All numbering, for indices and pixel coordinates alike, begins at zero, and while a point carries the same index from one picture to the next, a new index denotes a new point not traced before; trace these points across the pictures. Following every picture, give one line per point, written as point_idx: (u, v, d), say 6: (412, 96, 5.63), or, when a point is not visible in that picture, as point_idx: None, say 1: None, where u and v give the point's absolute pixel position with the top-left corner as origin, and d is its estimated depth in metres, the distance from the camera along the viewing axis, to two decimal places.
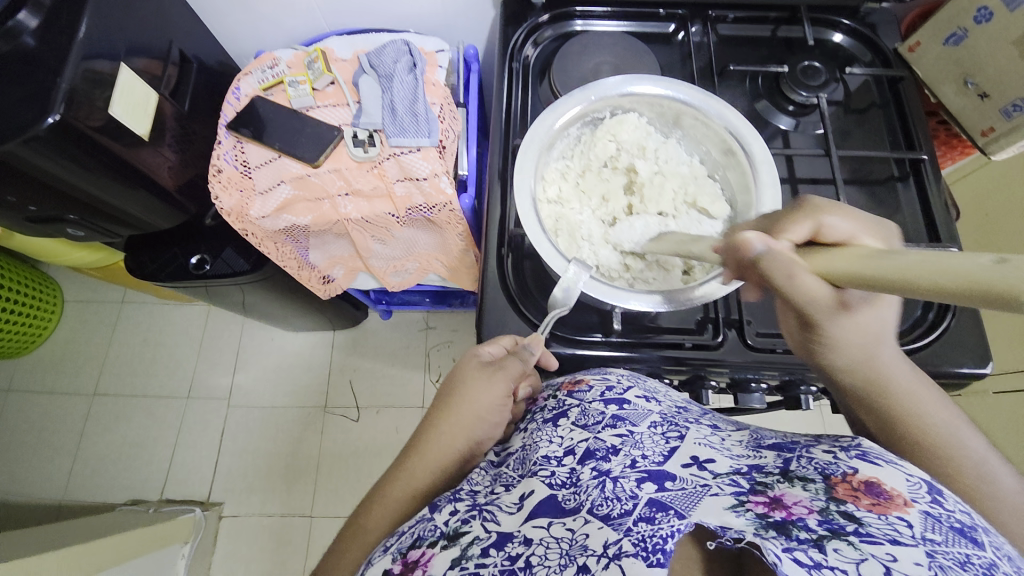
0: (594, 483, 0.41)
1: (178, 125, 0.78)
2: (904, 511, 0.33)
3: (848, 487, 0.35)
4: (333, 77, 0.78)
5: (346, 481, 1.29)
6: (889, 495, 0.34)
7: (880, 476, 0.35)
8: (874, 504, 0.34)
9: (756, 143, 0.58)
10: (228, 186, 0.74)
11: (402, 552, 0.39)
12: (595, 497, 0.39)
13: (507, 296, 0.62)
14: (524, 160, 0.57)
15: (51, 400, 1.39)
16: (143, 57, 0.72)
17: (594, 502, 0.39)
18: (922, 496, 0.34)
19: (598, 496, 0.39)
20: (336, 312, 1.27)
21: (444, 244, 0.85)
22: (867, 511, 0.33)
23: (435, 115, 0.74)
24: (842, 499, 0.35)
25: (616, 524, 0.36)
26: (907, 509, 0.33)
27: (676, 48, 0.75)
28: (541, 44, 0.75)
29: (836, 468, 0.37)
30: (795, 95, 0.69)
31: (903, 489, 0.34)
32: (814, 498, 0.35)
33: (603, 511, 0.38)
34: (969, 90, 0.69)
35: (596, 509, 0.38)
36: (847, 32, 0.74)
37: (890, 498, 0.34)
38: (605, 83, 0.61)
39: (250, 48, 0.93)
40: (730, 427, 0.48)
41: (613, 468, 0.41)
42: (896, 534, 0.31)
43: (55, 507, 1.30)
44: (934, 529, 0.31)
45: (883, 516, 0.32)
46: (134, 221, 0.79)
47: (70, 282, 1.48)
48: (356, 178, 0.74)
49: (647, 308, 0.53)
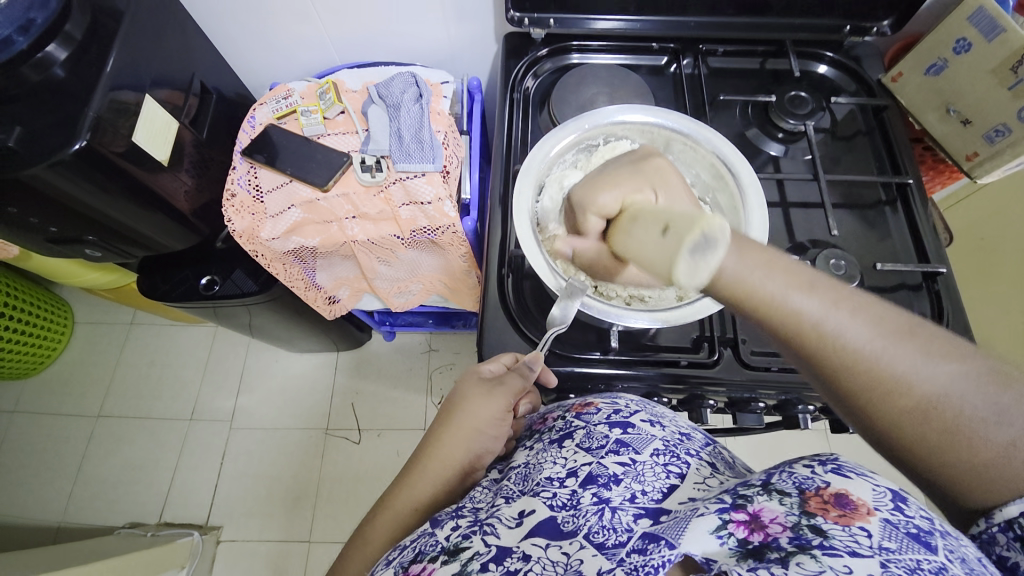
0: (593, 508, 0.41)
1: (196, 151, 0.82)
2: (866, 520, 0.33)
3: (819, 500, 0.35)
4: (344, 107, 0.82)
5: (346, 505, 1.28)
6: (855, 504, 0.34)
7: (849, 488, 0.35)
8: (840, 516, 0.33)
9: (745, 171, 0.60)
10: (241, 210, 0.77)
11: (404, 565, 0.40)
12: (592, 524, 0.40)
13: (508, 315, 0.64)
14: (523, 184, 0.60)
15: (56, 420, 1.40)
16: (166, 89, 0.76)
17: (592, 528, 0.39)
18: (885, 504, 0.33)
19: (596, 523, 0.40)
20: (340, 333, 1.28)
21: (447, 266, 0.87)
22: (833, 523, 0.33)
23: (440, 142, 0.77)
24: (812, 512, 0.34)
25: (610, 554, 0.37)
26: (869, 518, 0.33)
27: (669, 79, 0.79)
28: (541, 76, 0.79)
29: (810, 483, 0.36)
30: (784, 122, 0.72)
31: (869, 499, 0.34)
32: (789, 513, 0.35)
33: (597, 539, 0.38)
34: (951, 117, 0.71)
35: (592, 536, 0.39)
36: (831, 64, 0.78)
37: (856, 508, 0.33)
38: (600, 111, 0.64)
39: (266, 80, 0.98)
40: (727, 471, 0.47)
41: (613, 497, 0.42)
42: (856, 546, 0.31)
43: (54, 530, 1.29)
44: (891, 538, 0.31)
45: (845, 527, 0.32)
46: (148, 242, 0.83)
47: (82, 303, 1.51)
48: (363, 202, 0.77)
49: (645, 325, 0.54)
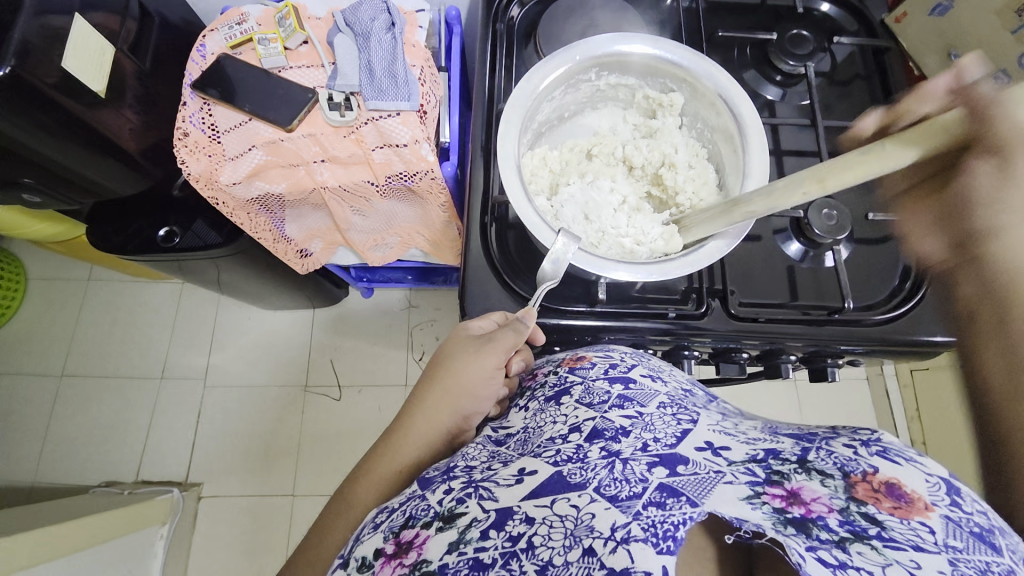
0: (602, 462, 0.39)
1: (139, 84, 0.73)
2: (925, 516, 0.32)
3: (868, 487, 0.34)
4: (307, 36, 0.73)
5: (328, 461, 1.28)
6: (909, 498, 0.33)
7: (901, 476, 0.35)
8: (895, 508, 0.33)
9: (753, 128, 0.56)
10: (196, 150, 0.70)
11: (395, 531, 0.38)
12: (602, 477, 0.38)
13: (490, 266, 0.61)
14: (509, 122, 0.55)
15: (16, 380, 1.33)
16: (100, 11, 0.67)
17: (601, 481, 0.38)
18: (942, 498, 0.33)
19: (606, 477, 0.38)
20: (315, 289, 1.23)
21: (426, 216, 0.82)
22: (889, 514, 0.33)
23: (416, 77, 0.70)
24: (862, 500, 0.34)
25: (624, 506, 0.35)
26: (928, 514, 0.32)
27: (666, 13, 0.72)
28: (528, 5, 0.71)
29: (855, 466, 0.36)
30: (783, 64, 0.68)
31: (923, 492, 0.33)
32: (834, 496, 0.34)
33: (609, 492, 0.37)
34: (951, 63, 0.68)
35: (603, 489, 0.37)
36: (834, 2, 0.73)
37: (912, 501, 0.33)
38: (595, 40, 0.58)
39: (218, 4, 0.88)
40: (740, 415, 0.47)
41: (623, 449, 0.40)
42: (920, 541, 0.31)
43: (26, 490, 1.26)
44: (956, 535, 0.31)
45: (905, 520, 0.32)
46: (98, 189, 0.75)
47: (34, 258, 1.41)
48: (333, 144, 0.70)
49: (621, 275, 0.52)
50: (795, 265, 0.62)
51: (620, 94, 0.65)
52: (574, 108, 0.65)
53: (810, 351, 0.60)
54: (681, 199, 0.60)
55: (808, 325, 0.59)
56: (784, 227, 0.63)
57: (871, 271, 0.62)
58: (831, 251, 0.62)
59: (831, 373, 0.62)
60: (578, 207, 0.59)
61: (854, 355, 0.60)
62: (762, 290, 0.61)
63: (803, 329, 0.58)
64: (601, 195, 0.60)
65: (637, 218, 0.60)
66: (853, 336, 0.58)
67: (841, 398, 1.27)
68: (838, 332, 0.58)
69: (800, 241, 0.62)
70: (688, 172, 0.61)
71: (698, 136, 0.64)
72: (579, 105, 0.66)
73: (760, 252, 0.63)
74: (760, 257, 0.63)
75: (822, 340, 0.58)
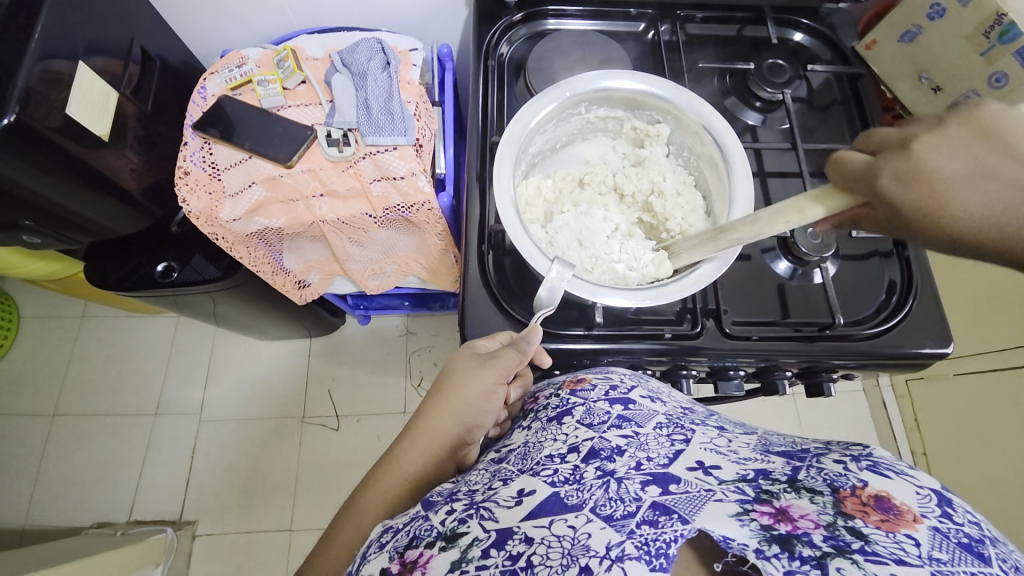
0: (597, 482, 0.40)
1: (140, 125, 0.75)
2: (912, 528, 0.32)
3: (857, 501, 0.34)
4: (305, 76, 0.76)
5: (327, 493, 1.25)
6: (898, 510, 0.33)
7: (891, 490, 0.35)
8: (883, 521, 0.33)
9: (737, 156, 0.58)
10: (196, 188, 0.72)
11: (399, 551, 0.38)
12: (597, 497, 0.38)
13: (490, 294, 0.62)
14: (503, 157, 0.57)
15: (7, 421, 1.31)
16: (103, 57, 0.70)
17: (597, 502, 0.38)
18: (933, 510, 0.33)
19: (602, 496, 0.38)
20: (311, 319, 1.23)
21: (423, 245, 0.84)
22: (875, 528, 0.32)
23: (411, 113, 0.73)
24: (850, 514, 0.34)
25: (619, 525, 0.35)
26: (916, 526, 0.32)
27: (648, 46, 0.76)
28: (516, 43, 0.75)
29: (845, 481, 0.36)
30: (762, 91, 0.71)
31: (913, 504, 0.33)
32: (822, 512, 0.34)
33: (605, 511, 0.37)
34: (923, 85, 0.71)
35: (598, 509, 0.37)
36: (808, 33, 0.77)
37: (900, 514, 0.33)
38: (583, 77, 0.61)
39: (217, 47, 0.91)
40: (737, 430, 0.47)
41: (617, 468, 0.41)
42: (903, 554, 0.30)
43: (16, 534, 1.22)
44: (942, 548, 0.30)
45: (890, 534, 0.32)
46: (96, 227, 0.76)
47: (27, 296, 1.41)
48: (331, 178, 0.72)
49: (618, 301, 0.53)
50: (785, 283, 0.64)
51: (609, 126, 0.68)
52: (564, 140, 0.68)
53: (805, 366, 0.61)
54: (670, 224, 0.62)
55: (800, 341, 0.60)
56: (771, 246, 0.65)
57: (859, 287, 0.64)
58: (819, 268, 0.63)
59: (827, 388, 0.63)
60: (573, 233, 0.62)
61: (847, 369, 0.61)
62: (754, 308, 0.63)
63: (795, 346, 0.60)
64: (594, 223, 0.63)
65: (628, 244, 0.62)
66: (844, 351, 0.60)
67: (840, 411, 1.28)
68: (829, 347, 0.60)
69: (788, 259, 0.64)
70: (677, 199, 0.63)
71: (685, 163, 0.66)
72: (569, 138, 0.68)
73: (750, 271, 0.65)
74: (751, 276, 0.64)
75: (815, 354, 0.59)
